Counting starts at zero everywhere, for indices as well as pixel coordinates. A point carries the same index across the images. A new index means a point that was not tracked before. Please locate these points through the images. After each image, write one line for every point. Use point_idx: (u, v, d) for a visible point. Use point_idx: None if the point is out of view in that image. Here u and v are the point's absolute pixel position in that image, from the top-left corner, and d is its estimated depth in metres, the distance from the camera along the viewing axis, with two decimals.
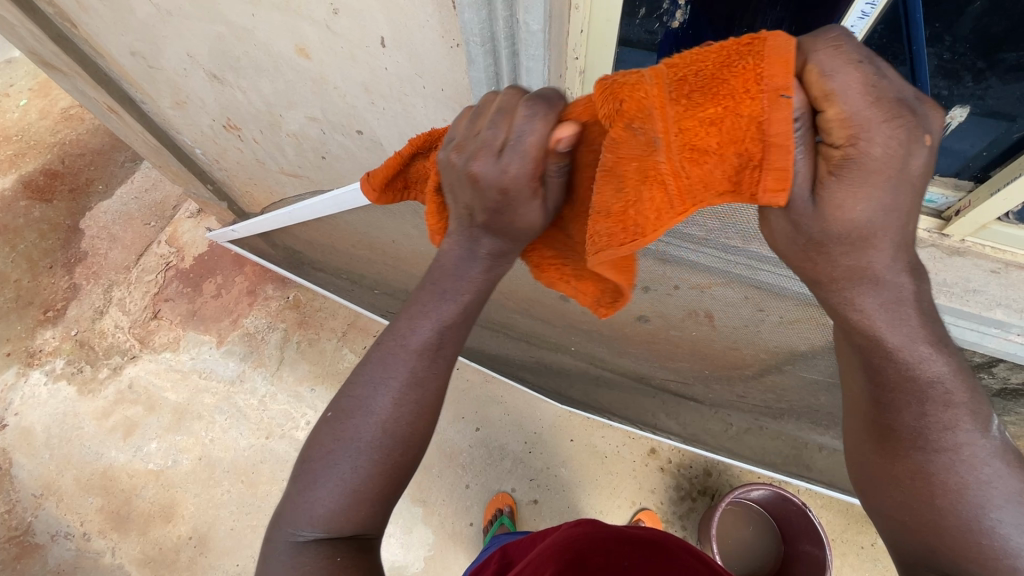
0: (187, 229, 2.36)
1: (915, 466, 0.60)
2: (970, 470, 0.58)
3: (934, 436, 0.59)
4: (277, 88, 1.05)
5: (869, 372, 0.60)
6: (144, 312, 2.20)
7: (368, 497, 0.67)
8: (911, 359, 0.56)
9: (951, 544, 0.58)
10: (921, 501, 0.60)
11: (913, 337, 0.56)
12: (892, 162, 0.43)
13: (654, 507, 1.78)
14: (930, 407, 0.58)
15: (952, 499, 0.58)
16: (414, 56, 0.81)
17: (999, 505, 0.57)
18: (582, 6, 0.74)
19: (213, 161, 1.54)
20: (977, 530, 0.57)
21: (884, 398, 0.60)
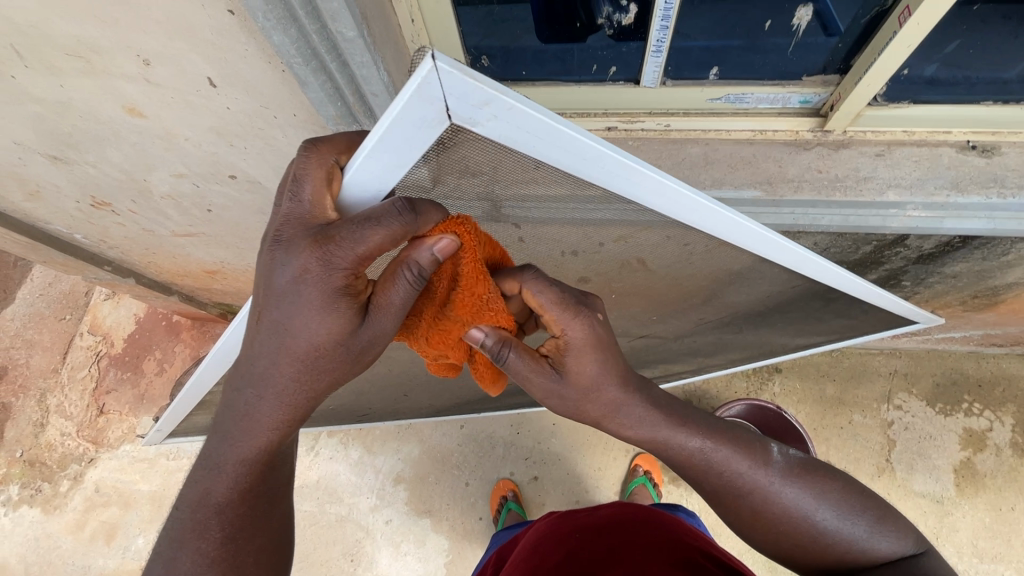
0: (106, 312, 2.21)
1: (748, 513, 0.77)
2: (774, 496, 0.75)
3: (743, 489, 0.76)
4: (128, 154, 0.96)
5: (701, 481, 0.78)
6: (88, 411, 2.06)
7: (313, 349, 0.63)
8: (738, 466, 0.75)
9: (780, 535, 0.77)
10: (760, 529, 0.78)
11: (673, 426, 0.75)
12: (589, 342, 0.68)
13: (648, 449, 1.82)
14: (746, 488, 0.76)
15: (782, 517, 0.75)
16: (250, 88, 0.74)
17: (812, 508, 0.74)
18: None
19: (98, 241, 1.42)
20: (790, 522, 0.75)
21: (703, 469, 0.77)
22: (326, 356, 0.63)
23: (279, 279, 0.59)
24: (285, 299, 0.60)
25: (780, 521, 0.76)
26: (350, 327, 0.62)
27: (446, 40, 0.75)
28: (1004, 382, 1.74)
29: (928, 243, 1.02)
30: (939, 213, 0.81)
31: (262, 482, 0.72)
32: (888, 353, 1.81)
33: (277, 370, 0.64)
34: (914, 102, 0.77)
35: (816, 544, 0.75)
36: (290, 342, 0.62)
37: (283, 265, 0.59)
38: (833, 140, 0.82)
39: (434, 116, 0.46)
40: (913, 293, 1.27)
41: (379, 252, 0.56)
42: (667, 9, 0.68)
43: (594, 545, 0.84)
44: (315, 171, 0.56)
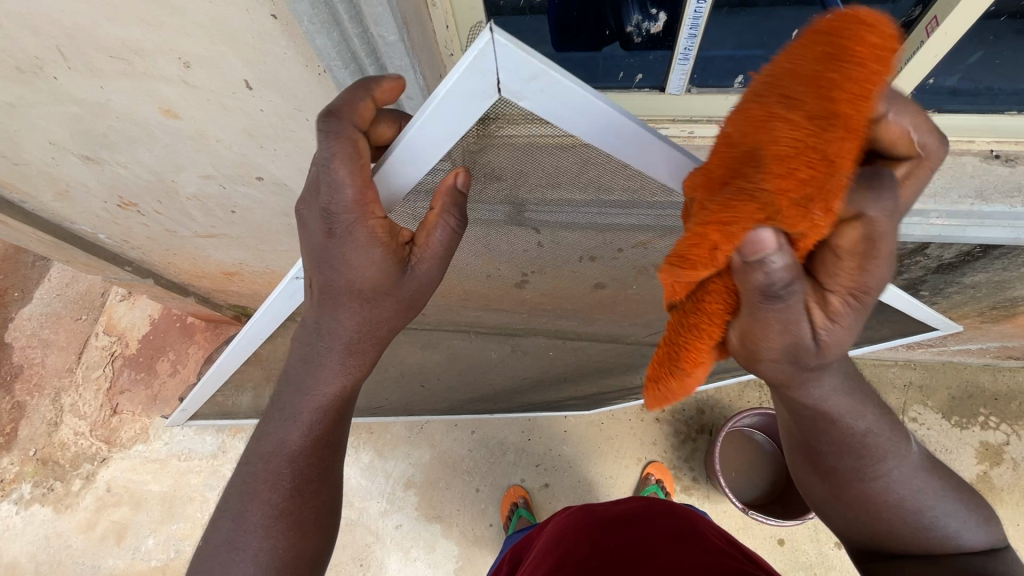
0: (122, 313, 2.23)
1: (858, 497, 0.69)
2: (901, 485, 0.68)
3: (866, 473, 0.68)
4: (159, 155, 0.98)
5: (829, 448, 0.68)
6: (102, 411, 2.08)
7: (366, 295, 0.62)
8: (877, 441, 0.66)
9: (878, 520, 0.69)
10: (862, 511, 0.70)
11: (850, 398, 0.63)
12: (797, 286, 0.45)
13: (660, 458, 1.81)
14: (871, 464, 0.67)
15: (895, 505, 0.68)
16: (285, 91, 0.76)
17: (931, 503, 0.68)
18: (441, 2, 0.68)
19: (120, 241, 1.44)
20: (904, 510, 0.68)
21: (832, 446, 0.67)
22: (381, 304, 0.63)
23: (319, 237, 0.58)
24: (331, 252, 0.58)
25: (891, 509, 0.68)
26: (393, 274, 0.60)
27: None
28: (1021, 395, 1.73)
29: (948, 252, 1.02)
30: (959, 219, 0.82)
31: (333, 427, 0.72)
32: (902, 365, 1.80)
33: (340, 319, 0.63)
34: (938, 111, 0.78)
35: (908, 536, 0.69)
36: (343, 292, 0.61)
37: (315, 225, 0.58)
38: None
39: (483, 91, 0.49)
40: (930, 303, 1.27)
41: (364, 183, 0.54)
42: (695, 17, 0.69)
43: (630, 531, 0.86)
44: (338, 147, 0.53)
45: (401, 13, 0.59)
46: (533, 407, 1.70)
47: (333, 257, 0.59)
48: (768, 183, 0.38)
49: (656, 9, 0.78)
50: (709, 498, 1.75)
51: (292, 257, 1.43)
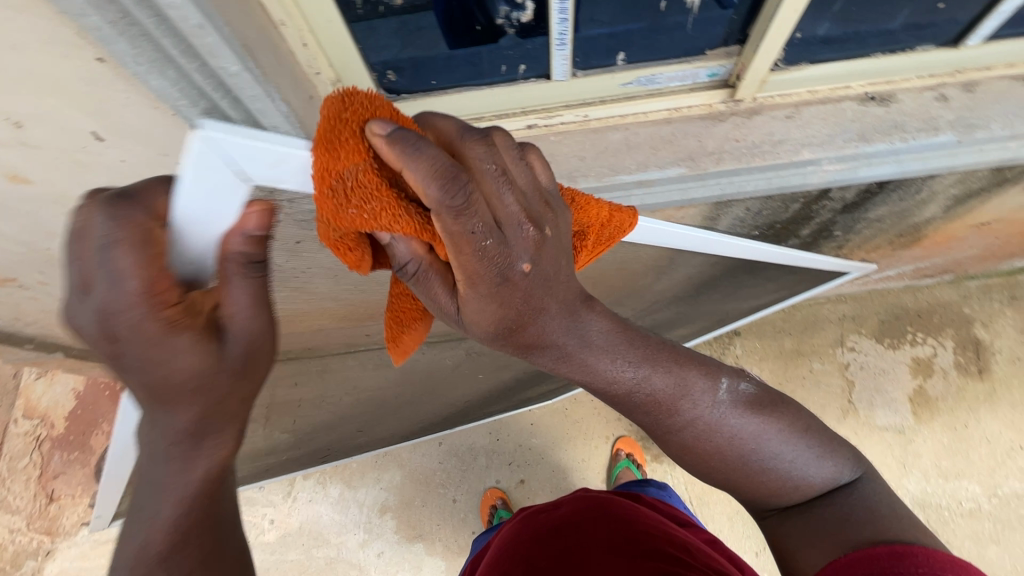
0: (40, 392, 1.97)
1: (708, 460, 0.73)
2: (725, 431, 0.70)
3: (674, 423, 0.70)
4: (22, 224, 0.88)
5: (656, 423, 0.71)
6: (36, 501, 1.90)
7: (193, 381, 0.49)
8: (695, 401, 0.69)
9: (733, 474, 0.73)
10: (715, 469, 0.73)
11: (613, 351, 0.65)
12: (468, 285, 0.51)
13: (627, 432, 1.84)
14: (697, 426, 0.70)
15: (733, 453, 0.71)
16: (142, 137, 0.69)
17: (763, 448, 0.71)
18: (289, 18, 0.63)
19: (11, 319, 1.30)
20: (746, 460, 0.71)
21: (632, 404, 0.69)
22: (216, 392, 0.50)
23: (99, 340, 0.46)
24: (121, 357, 0.46)
25: (723, 455, 0.71)
26: (259, 326, 0.51)
27: (345, 61, 0.72)
28: (941, 308, 1.84)
29: (849, 192, 1.06)
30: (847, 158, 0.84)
31: (212, 501, 0.56)
32: (835, 299, 1.89)
33: (175, 420, 0.50)
34: (812, 63, 0.81)
35: (755, 472, 0.72)
36: (161, 389, 0.48)
37: (88, 328, 0.45)
38: (745, 108, 0.84)
39: None
40: (845, 240, 1.33)
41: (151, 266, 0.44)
42: (563, 3, 0.67)
43: (569, 530, 0.85)
44: (126, 234, 0.44)
45: (240, 38, 0.54)
46: (497, 409, 1.68)
47: (126, 363, 0.47)
48: (345, 156, 0.41)
49: None
50: None
51: None
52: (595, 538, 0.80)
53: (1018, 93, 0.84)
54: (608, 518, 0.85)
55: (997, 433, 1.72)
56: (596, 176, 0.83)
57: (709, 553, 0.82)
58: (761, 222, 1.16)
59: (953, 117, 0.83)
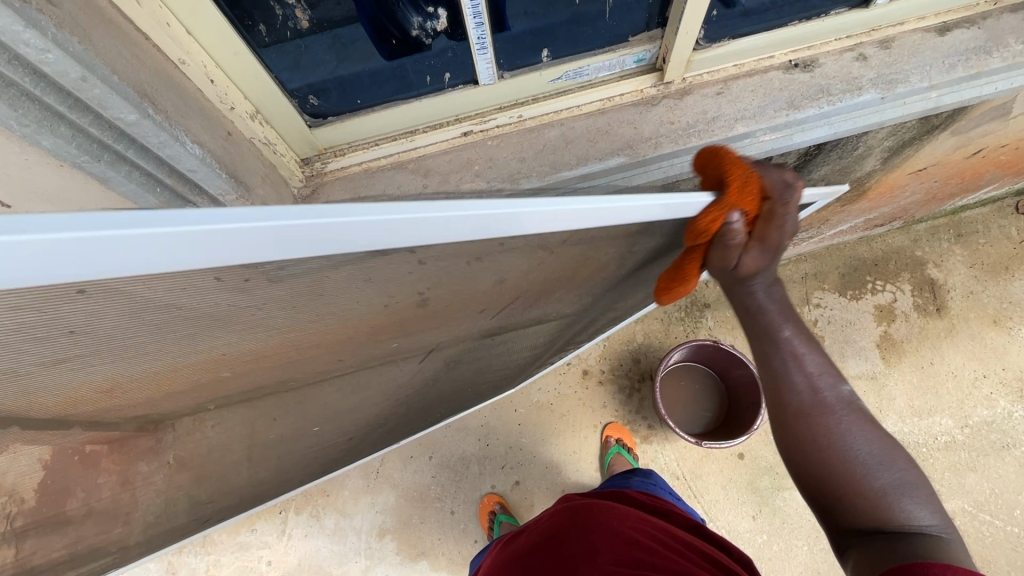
0: None
1: (807, 446, 0.71)
2: (841, 418, 0.70)
3: (794, 382, 0.71)
4: None
5: (778, 379, 0.72)
6: None
7: None
8: (821, 382, 0.71)
9: (827, 467, 0.70)
10: (811, 454, 0.70)
11: (776, 306, 0.70)
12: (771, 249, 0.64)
13: (614, 418, 1.84)
14: (814, 399, 0.70)
15: (836, 443, 0.69)
16: (52, 198, 0.65)
17: (871, 463, 0.69)
18: (192, 56, 0.60)
19: None
20: (846, 459, 0.69)
21: (773, 354, 0.71)
22: None
23: None
24: None
25: (833, 445, 0.69)
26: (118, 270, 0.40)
27: (261, 93, 0.69)
28: (895, 255, 1.91)
29: (790, 157, 1.08)
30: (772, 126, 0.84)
31: None
32: (795, 260, 1.93)
33: None
34: (734, 37, 0.81)
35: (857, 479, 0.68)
36: None
37: None
38: (676, 90, 0.84)
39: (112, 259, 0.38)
40: None
41: None
42: (475, 6, 0.66)
43: (554, 547, 0.84)
44: None
45: (139, 84, 0.51)
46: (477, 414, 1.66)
47: None
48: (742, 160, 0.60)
49: (432, 7, 0.69)
50: (668, 439, 1.81)
51: None
52: (578, 555, 0.79)
53: (932, 44, 0.86)
54: (588, 530, 0.84)
55: (961, 366, 1.80)
56: (537, 177, 0.82)
57: (693, 544, 0.81)
58: None
59: (874, 74, 0.84)
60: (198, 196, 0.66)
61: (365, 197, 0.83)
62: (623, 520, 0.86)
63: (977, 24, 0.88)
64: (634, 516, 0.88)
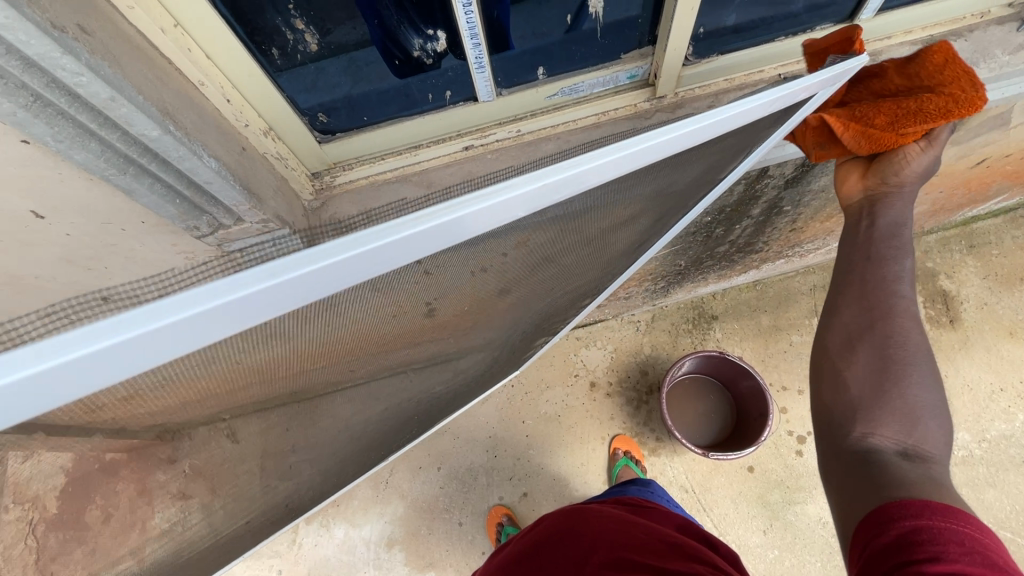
0: None
1: (861, 348, 0.75)
2: (904, 349, 0.74)
3: (880, 298, 0.77)
4: None
5: (864, 291, 0.78)
6: None
7: None
8: (903, 321, 0.75)
9: (869, 371, 0.73)
10: (859, 353, 0.75)
11: (898, 248, 0.79)
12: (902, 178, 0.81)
13: (622, 430, 1.84)
14: (893, 326, 0.75)
15: (887, 358, 0.73)
16: (82, 210, 0.70)
17: (911, 402, 0.71)
18: (211, 77, 0.65)
19: None
20: (890, 375, 0.72)
21: (872, 264, 0.79)
22: None
23: None
24: None
25: (887, 350, 0.74)
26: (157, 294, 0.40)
27: (273, 111, 0.74)
28: None
29: (787, 168, 1.10)
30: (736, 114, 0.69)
31: None
32: (803, 272, 1.94)
33: None
34: (722, 52, 0.85)
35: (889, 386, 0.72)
36: None
37: None
38: (668, 103, 0.88)
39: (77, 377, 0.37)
40: (797, 213, 1.37)
41: None
42: (472, 28, 0.70)
43: (548, 557, 0.84)
44: None
45: (162, 103, 0.56)
46: None
47: None
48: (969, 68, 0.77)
49: (431, 28, 0.73)
50: (677, 451, 1.81)
51: None
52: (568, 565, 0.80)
53: None
54: (580, 538, 0.84)
55: (977, 378, 1.76)
56: None
57: (686, 545, 0.80)
58: (710, 208, 1.20)
59: None
60: (215, 207, 0.70)
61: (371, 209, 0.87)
62: (610, 525, 0.86)
63: (963, 36, 0.90)
64: (622, 522, 0.88)
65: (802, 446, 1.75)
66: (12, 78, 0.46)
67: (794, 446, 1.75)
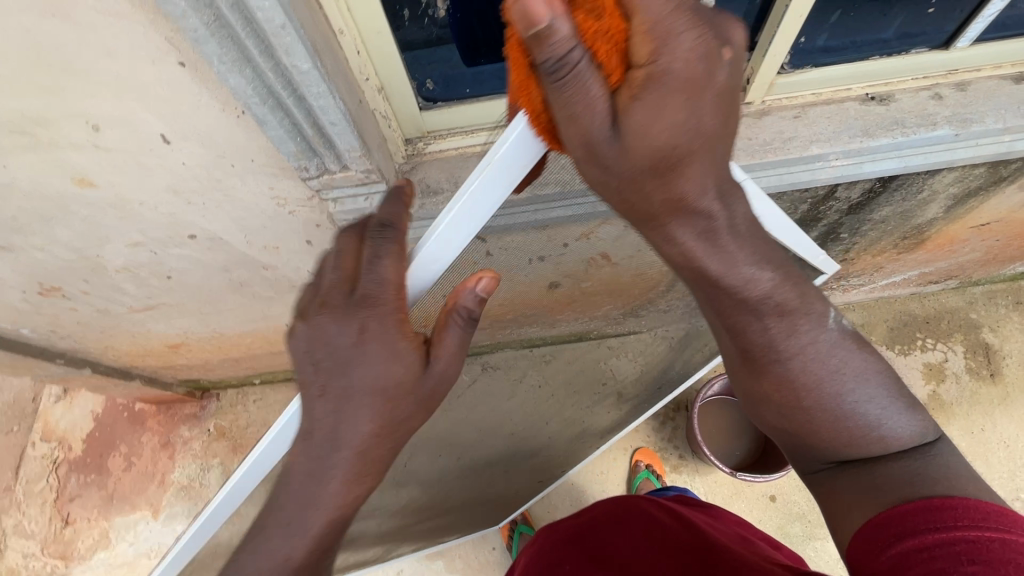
0: (59, 415, 1.92)
1: (781, 403, 0.69)
2: (808, 374, 0.66)
3: (774, 351, 0.65)
4: (79, 230, 0.94)
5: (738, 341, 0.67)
6: (54, 525, 1.81)
7: None
8: (790, 347, 0.65)
9: (809, 419, 0.68)
10: (783, 409, 0.69)
11: (754, 241, 0.59)
12: (679, 123, 0.47)
13: (645, 443, 1.84)
14: (786, 357, 0.65)
15: (809, 398, 0.67)
16: (205, 140, 0.75)
17: (849, 391, 0.66)
18: (348, 28, 0.70)
19: (47, 332, 1.34)
20: (826, 407, 0.67)
21: (733, 324, 0.65)
22: None
23: None
24: None
25: (800, 396, 0.67)
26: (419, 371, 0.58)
27: (392, 70, 0.79)
28: (948, 314, 1.88)
29: (854, 193, 1.12)
30: (457, 219, 0.56)
31: None
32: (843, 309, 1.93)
33: None
34: (816, 66, 0.88)
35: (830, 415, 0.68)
36: None
37: None
38: (756, 110, 0.91)
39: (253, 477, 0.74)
40: (851, 243, 1.38)
41: None
42: None
43: (605, 539, 0.86)
44: None
45: (312, 41, 0.61)
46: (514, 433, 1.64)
47: None
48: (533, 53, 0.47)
49: None
50: (698, 471, 1.79)
51: (238, 313, 1.38)
52: (629, 547, 0.82)
53: (1007, 91, 0.91)
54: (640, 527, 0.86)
55: (1014, 436, 1.73)
56: None
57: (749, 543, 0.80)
58: None
59: (949, 112, 0.89)
60: (327, 151, 0.75)
61: (459, 177, 0.90)
62: (661, 516, 0.90)
63: None
64: (673, 513, 0.91)
65: None
66: None
67: None
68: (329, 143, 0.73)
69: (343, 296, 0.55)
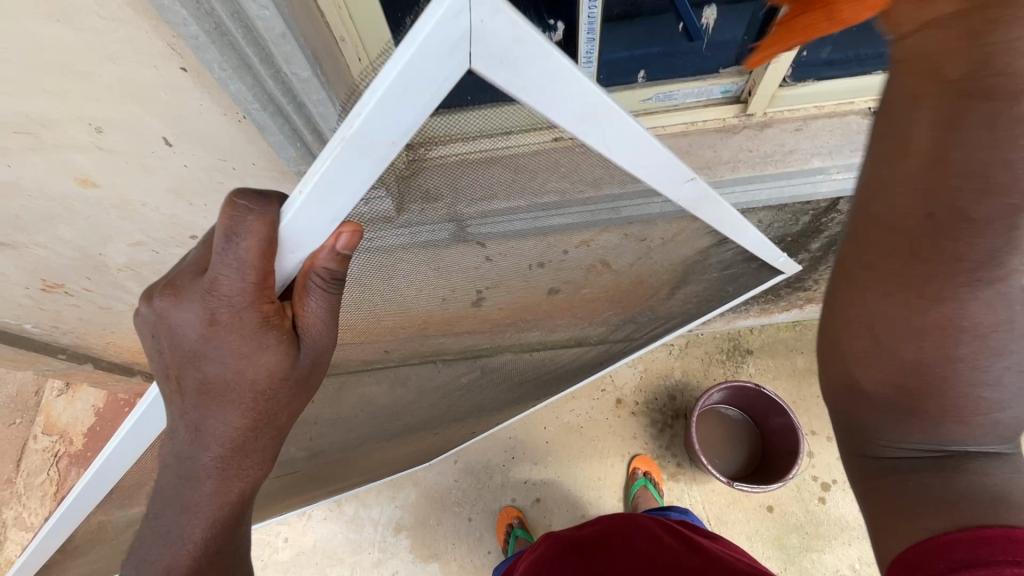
0: (61, 409, 1.93)
1: (904, 355, 0.56)
2: (972, 330, 0.53)
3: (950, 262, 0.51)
4: (81, 229, 0.95)
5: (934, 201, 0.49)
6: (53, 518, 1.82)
7: None
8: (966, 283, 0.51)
9: (943, 386, 0.56)
10: (927, 352, 0.55)
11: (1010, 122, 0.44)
12: None
13: (643, 450, 1.83)
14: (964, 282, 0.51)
15: (952, 359, 0.54)
16: (207, 143, 0.76)
17: (997, 374, 0.55)
18: (349, 35, 0.71)
19: (50, 328, 1.35)
20: (967, 378, 0.55)
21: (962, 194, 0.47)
22: None
23: None
24: None
25: (940, 346, 0.54)
26: (289, 361, 0.56)
27: None
28: None
29: None
30: (316, 199, 0.43)
31: None
32: None
33: None
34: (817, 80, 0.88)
35: (932, 392, 0.56)
36: None
37: None
38: (757, 122, 0.91)
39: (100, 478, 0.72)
40: None
41: None
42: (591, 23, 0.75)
43: (610, 553, 0.87)
44: None
45: (312, 48, 0.61)
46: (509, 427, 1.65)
47: None
48: None
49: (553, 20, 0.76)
50: (696, 480, 1.79)
51: None
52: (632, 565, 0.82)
53: None
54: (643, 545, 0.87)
55: None
56: None
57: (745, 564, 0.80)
58: (772, 235, 1.21)
59: None
60: None
61: None
62: (668, 540, 0.89)
63: None
64: (678, 537, 0.91)
65: (826, 494, 1.72)
66: (206, 3, 0.51)
67: (817, 492, 1.72)
68: (329, 149, 0.73)
69: (192, 281, 0.50)
